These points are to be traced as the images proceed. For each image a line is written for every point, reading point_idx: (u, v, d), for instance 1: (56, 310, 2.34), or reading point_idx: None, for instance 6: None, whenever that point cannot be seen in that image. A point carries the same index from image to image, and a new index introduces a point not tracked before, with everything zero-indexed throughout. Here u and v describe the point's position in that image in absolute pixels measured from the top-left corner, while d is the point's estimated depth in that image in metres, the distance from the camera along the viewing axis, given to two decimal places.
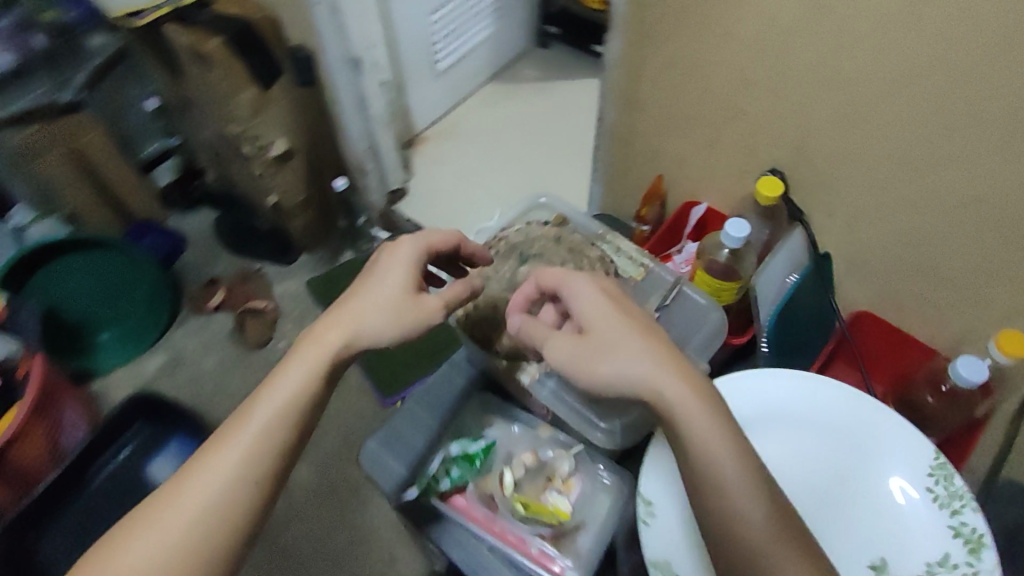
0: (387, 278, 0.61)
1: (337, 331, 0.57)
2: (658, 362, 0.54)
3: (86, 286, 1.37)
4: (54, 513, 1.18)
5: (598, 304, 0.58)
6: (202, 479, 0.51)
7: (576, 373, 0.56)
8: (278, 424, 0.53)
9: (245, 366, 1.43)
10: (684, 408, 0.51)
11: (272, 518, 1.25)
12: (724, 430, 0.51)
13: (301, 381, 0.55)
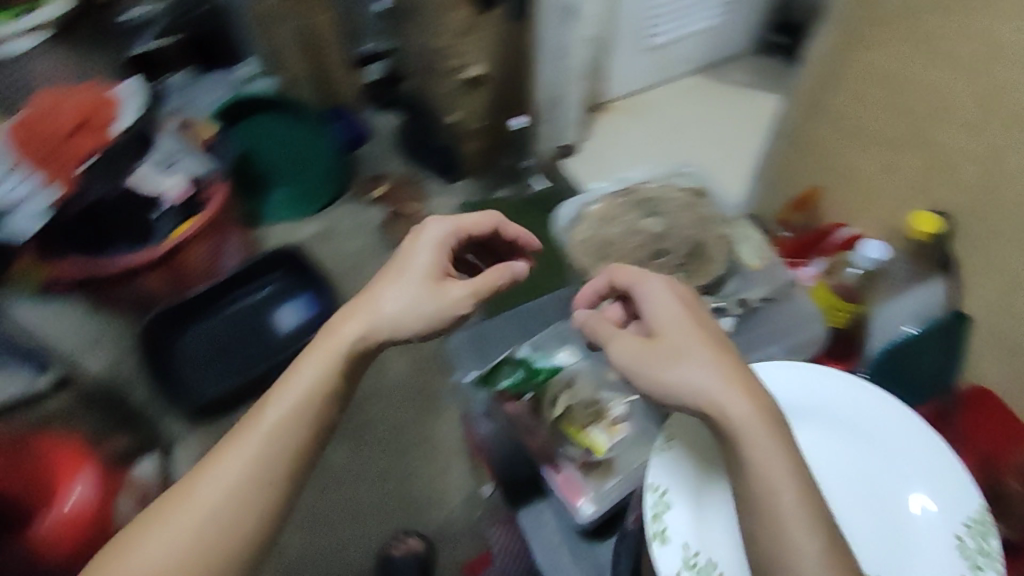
0: (412, 266, 0.70)
1: (359, 317, 0.66)
2: (724, 377, 0.51)
3: (277, 143, 1.55)
4: (194, 318, 1.38)
5: (671, 307, 0.58)
6: (218, 473, 0.56)
7: (636, 373, 0.55)
8: (292, 423, 0.59)
9: (383, 257, 1.55)
10: (747, 424, 0.49)
11: (362, 395, 1.37)
12: (786, 456, 0.48)
13: (319, 371, 0.62)
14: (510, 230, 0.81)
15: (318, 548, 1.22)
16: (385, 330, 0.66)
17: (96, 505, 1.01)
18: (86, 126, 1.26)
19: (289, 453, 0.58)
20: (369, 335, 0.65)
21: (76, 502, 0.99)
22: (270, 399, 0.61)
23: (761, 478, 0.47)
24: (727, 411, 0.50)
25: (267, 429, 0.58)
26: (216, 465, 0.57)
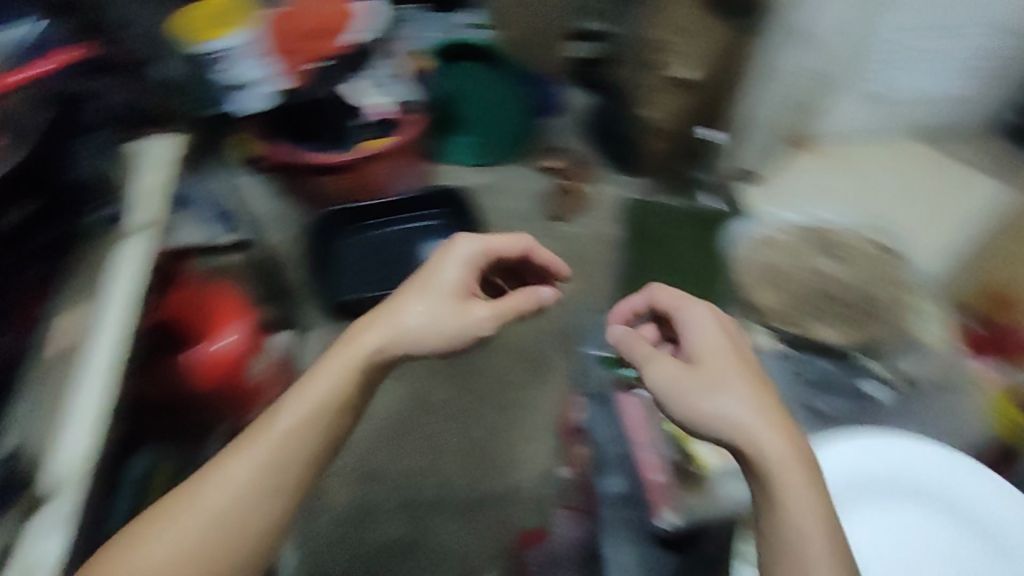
0: (439, 282, 0.85)
1: (383, 329, 0.79)
2: (753, 405, 0.69)
3: (477, 92, 1.63)
4: (357, 222, 1.51)
5: (708, 334, 0.77)
6: (228, 474, 0.68)
7: (682, 398, 0.73)
8: (301, 429, 0.70)
9: (538, 224, 1.60)
10: (772, 448, 0.66)
11: (477, 343, 1.43)
12: (804, 478, 0.64)
13: (328, 384, 0.73)
14: (534, 253, 0.98)
15: (396, 464, 1.31)
16: (403, 344, 0.79)
17: (238, 353, 1.15)
18: (319, 33, 1.38)
19: (292, 461, 0.69)
20: (387, 347, 0.78)
21: (223, 346, 1.14)
22: (282, 409, 0.72)
23: (782, 497, 0.64)
24: (754, 439, 0.66)
25: (275, 435, 0.70)
26: (226, 468, 0.68)
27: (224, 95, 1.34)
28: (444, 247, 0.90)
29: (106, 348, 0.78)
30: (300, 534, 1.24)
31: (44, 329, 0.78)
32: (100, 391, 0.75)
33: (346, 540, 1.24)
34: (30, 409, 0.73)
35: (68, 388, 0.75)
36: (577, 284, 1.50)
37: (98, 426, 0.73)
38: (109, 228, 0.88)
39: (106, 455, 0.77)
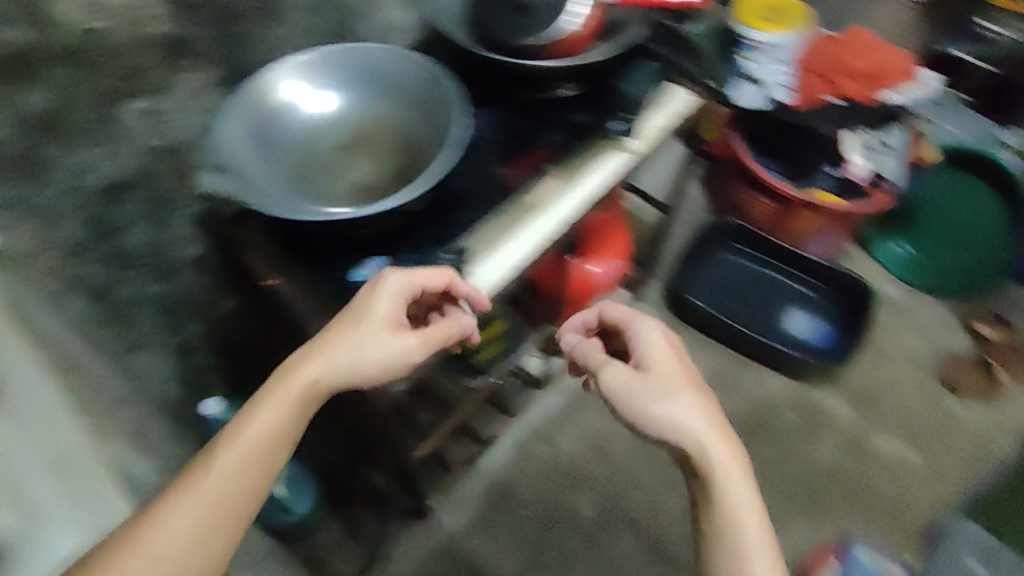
0: (377, 310, 0.71)
1: (321, 364, 0.68)
2: (704, 416, 0.69)
3: (958, 222, 1.44)
4: (752, 250, 1.47)
5: (664, 343, 0.76)
6: (167, 525, 0.60)
7: (629, 402, 0.71)
8: (237, 470, 0.63)
9: (922, 378, 1.39)
10: (720, 456, 0.66)
11: (775, 433, 1.34)
12: (749, 484, 0.65)
13: (276, 420, 0.66)
14: (467, 290, 0.76)
15: (625, 461, 1.33)
16: (332, 377, 0.68)
17: (600, 284, 1.16)
18: (871, 78, 1.30)
19: (238, 500, 0.63)
20: (320, 381, 0.68)
21: (593, 270, 1.16)
22: (218, 454, 0.64)
23: (727, 515, 0.64)
24: (704, 442, 0.66)
25: (214, 476, 0.63)
26: (167, 518, 0.60)
27: (745, 73, 1.30)
28: (374, 276, 0.73)
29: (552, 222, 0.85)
30: (521, 444, 1.34)
31: (526, 180, 0.87)
32: (526, 249, 0.82)
33: (548, 483, 1.30)
34: (487, 229, 0.82)
35: (517, 226, 0.83)
36: (916, 456, 1.31)
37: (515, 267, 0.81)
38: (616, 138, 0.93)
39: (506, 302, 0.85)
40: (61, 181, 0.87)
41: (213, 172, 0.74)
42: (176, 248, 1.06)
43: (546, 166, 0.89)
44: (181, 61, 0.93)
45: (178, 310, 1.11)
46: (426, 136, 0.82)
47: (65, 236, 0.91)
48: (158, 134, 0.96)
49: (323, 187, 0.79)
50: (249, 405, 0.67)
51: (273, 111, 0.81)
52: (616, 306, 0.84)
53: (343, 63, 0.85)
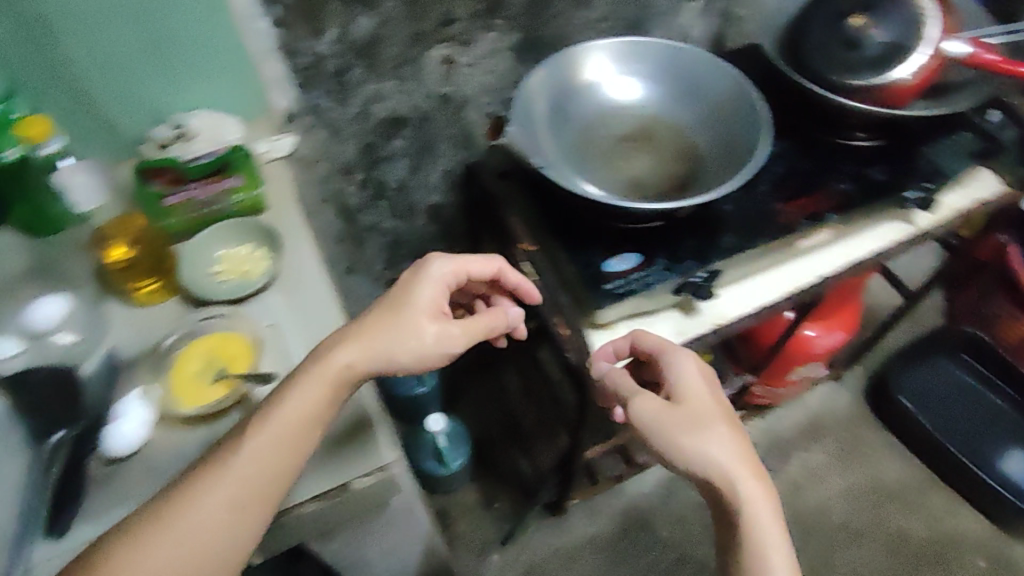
0: (426, 300, 0.66)
1: (353, 344, 0.61)
2: (737, 455, 0.60)
3: None
4: (983, 368, 1.28)
5: (700, 377, 0.66)
6: (197, 503, 0.52)
7: (658, 431, 0.62)
8: (270, 453, 0.54)
9: None
10: (752, 496, 0.58)
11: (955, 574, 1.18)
12: (779, 536, 0.57)
13: (313, 400, 0.57)
14: (515, 281, 0.76)
15: None
16: (367, 360, 0.61)
17: (815, 349, 1.08)
18: None
19: (267, 479, 0.54)
20: (352, 362, 0.60)
21: (812, 335, 1.07)
22: (249, 433, 0.55)
23: (761, 567, 0.56)
24: (735, 482, 0.58)
25: (246, 457, 0.54)
26: (197, 495, 0.52)
27: None
28: (414, 267, 0.70)
29: (804, 276, 0.84)
30: (668, 481, 1.27)
31: (802, 221, 0.81)
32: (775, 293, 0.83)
33: (684, 530, 1.23)
34: (745, 259, 0.80)
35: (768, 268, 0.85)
36: None
37: (754, 306, 0.82)
38: (905, 209, 0.86)
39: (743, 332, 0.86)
40: (353, 105, 0.92)
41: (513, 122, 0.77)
42: (420, 191, 1.09)
43: (826, 214, 0.82)
44: (493, 22, 0.92)
45: (399, 247, 1.17)
46: (712, 147, 0.81)
47: (343, 153, 0.97)
48: (445, 87, 0.97)
49: (598, 166, 0.80)
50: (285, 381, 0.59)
51: (575, 83, 0.83)
52: (650, 333, 0.72)
53: (653, 54, 0.85)
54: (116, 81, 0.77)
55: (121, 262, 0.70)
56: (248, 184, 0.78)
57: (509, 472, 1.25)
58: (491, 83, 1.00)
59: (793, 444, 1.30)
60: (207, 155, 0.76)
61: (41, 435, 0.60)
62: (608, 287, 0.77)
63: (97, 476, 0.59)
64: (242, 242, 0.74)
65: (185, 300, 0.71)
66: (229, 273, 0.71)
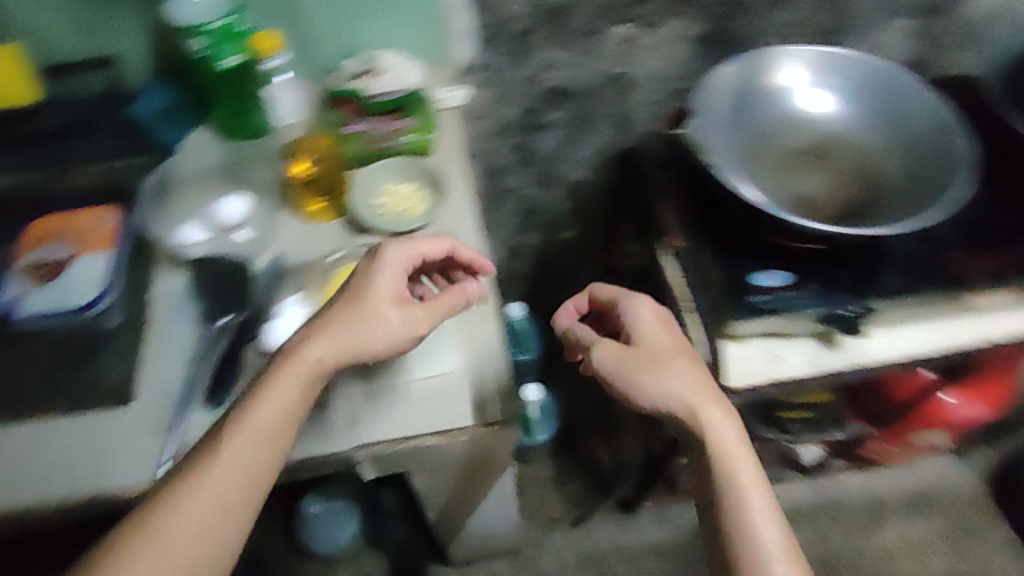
0: (383, 285, 0.63)
1: (329, 342, 0.60)
2: (696, 387, 0.63)
3: None
4: None
5: (659, 324, 0.68)
6: (180, 511, 0.54)
7: (619, 372, 0.65)
8: (251, 454, 0.56)
9: None
10: (712, 422, 0.62)
11: None
12: (748, 460, 0.61)
13: (287, 400, 0.58)
14: (470, 255, 0.70)
15: None
16: (341, 353, 0.60)
17: (948, 417, 1.00)
18: None
19: (253, 472, 0.56)
20: (320, 357, 0.59)
21: (947, 400, 1.00)
22: (228, 435, 0.56)
23: (728, 486, 0.60)
24: (701, 413, 0.62)
25: (226, 462, 0.56)
26: (179, 502, 0.54)
27: None
28: (369, 252, 0.66)
29: (968, 335, 0.77)
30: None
31: (977, 281, 0.76)
32: (930, 345, 0.77)
33: None
34: (908, 303, 0.75)
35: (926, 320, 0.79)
36: None
37: (901, 355, 0.77)
38: None
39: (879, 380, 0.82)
40: (524, 70, 0.93)
41: (698, 115, 0.76)
42: (567, 165, 1.06)
43: (1010, 275, 0.76)
44: (683, 7, 0.89)
45: (531, 216, 1.14)
46: (897, 178, 0.76)
47: (502, 113, 0.97)
48: (617, 66, 0.94)
49: (766, 176, 0.77)
50: (257, 381, 0.59)
51: (766, 85, 0.80)
52: (607, 284, 0.74)
53: (855, 70, 0.80)
54: (322, 14, 0.81)
55: (303, 176, 0.78)
56: (421, 126, 0.80)
57: (588, 459, 1.26)
58: (665, 69, 0.96)
59: (897, 510, 1.19)
60: (387, 95, 0.79)
61: (213, 315, 0.70)
62: (750, 300, 0.76)
63: (251, 366, 0.68)
64: (407, 179, 0.78)
65: (348, 223, 0.77)
66: (392, 207, 0.76)
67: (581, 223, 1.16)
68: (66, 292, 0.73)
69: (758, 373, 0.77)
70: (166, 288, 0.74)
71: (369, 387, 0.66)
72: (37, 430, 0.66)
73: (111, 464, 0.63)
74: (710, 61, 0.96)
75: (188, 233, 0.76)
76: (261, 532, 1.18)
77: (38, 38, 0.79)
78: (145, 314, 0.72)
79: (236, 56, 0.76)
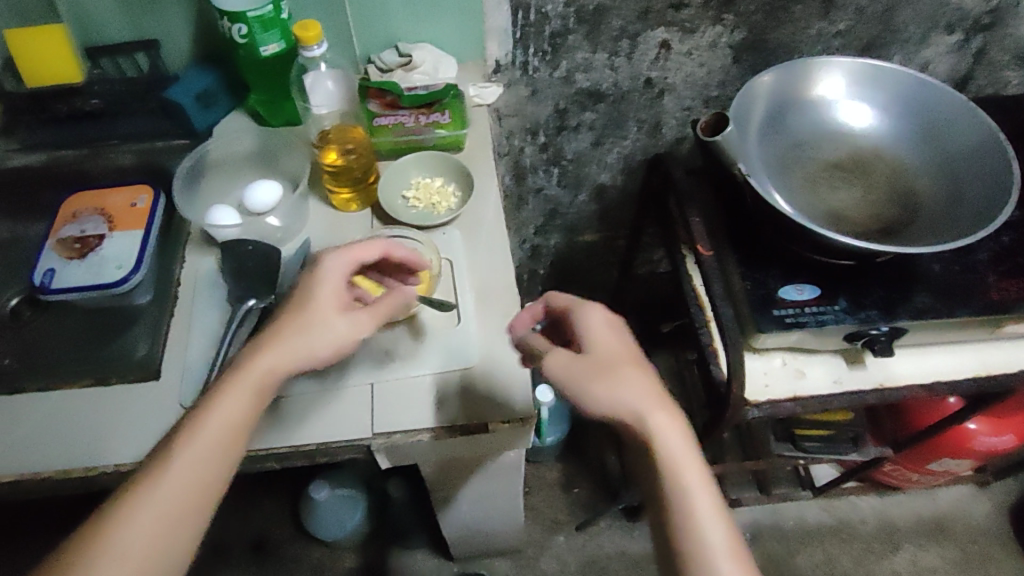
0: (327, 292, 0.60)
1: (275, 351, 0.58)
2: (649, 402, 0.56)
3: None
4: None
5: (615, 334, 0.60)
6: (127, 527, 0.51)
7: (571, 385, 0.57)
8: (200, 467, 0.54)
9: None
10: (667, 443, 0.54)
11: None
12: (707, 492, 0.54)
13: (237, 411, 0.56)
14: (404, 255, 0.66)
15: None
16: (292, 360, 0.58)
17: (972, 446, 0.97)
18: None
19: (202, 484, 0.54)
20: (268, 367, 0.57)
21: (974, 429, 0.97)
22: (175, 447, 0.54)
23: (680, 520, 0.53)
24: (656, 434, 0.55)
25: (175, 476, 0.53)
26: (129, 518, 0.52)
27: None
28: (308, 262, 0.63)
29: (998, 361, 0.77)
30: (755, 526, 1.17)
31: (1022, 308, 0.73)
32: (960, 368, 0.76)
33: None
34: (939, 325, 0.73)
35: (956, 343, 0.78)
36: None
37: (931, 377, 0.76)
38: None
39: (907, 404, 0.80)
40: (560, 69, 0.92)
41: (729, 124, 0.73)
42: (594, 167, 1.06)
43: None
44: (723, 14, 0.88)
45: (554, 217, 1.14)
46: (934, 196, 0.75)
47: (535, 112, 0.97)
48: (651, 70, 0.94)
49: (800, 188, 0.77)
50: (208, 393, 0.57)
51: (805, 98, 0.79)
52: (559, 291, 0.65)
53: (897, 83, 0.79)
54: (366, 4, 0.81)
55: (334, 165, 0.76)
56: (453, 123, 0.80)
57: (596, 464, 1.25)
58: (700, 76, 0.95)
59: (909, 536, 1.16)
60: (423, 89, 0.80)
61: (239, 300, 0.70)
62: (776, 312, 0.74)
63: None
64: (438, 175, 0.79)
65: (376, 215, 0.77)
66: (420, 201, 0.77)
67: (603, 225, 1.16)
68: (99, 269, 0.78)
69: (781, 389, 0.77)
70: (194, 268, 0.77)
71: (389, 380, 0.66)
72: (64, 400, 0.68)
73: (133, 434, 0.65)
74: (745, 69, 0.95)
75: (221, 216, 0.73)
76: (271, 511, 1.20)
77: (86, 18, 0.80)
78: (174, 293, 0.75)
79: (277, 43, 0.77)
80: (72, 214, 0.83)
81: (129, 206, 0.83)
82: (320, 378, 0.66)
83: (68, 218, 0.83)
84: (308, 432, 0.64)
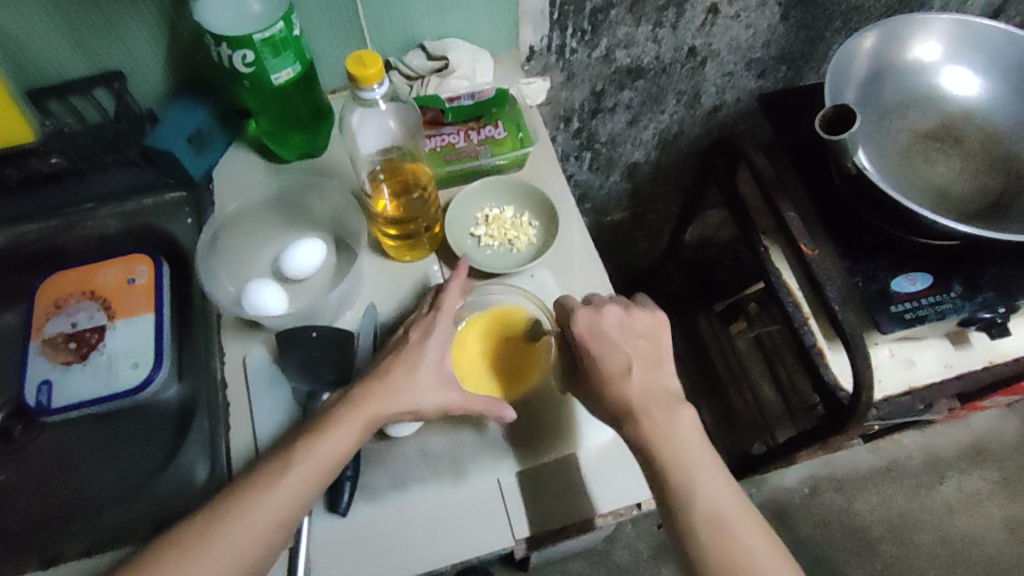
0: (437, 361, 0.54)
1: (386, 390, 0.53)
2: (639, 388, 0.54)
3: None
4: None
5: (607, 333, 0.56)
6: (227, 529, 0.48)
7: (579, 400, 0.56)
8: (305, 484, 0.50)
9: None
10: (664, 423, 0.52)
11: None
12: (705, 463, 0.51)
13: (345, 445, 0.51)
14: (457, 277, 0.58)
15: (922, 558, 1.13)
16: (395, 407, 0.52)
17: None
18: None
19: (300, 505, 0.50)
20: (382, 409, 0.52)
21: None
22: (286, 456, 0.51)
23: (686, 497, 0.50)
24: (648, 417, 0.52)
25: (281, 486, 0.49)
26: (235, 517, 0.48)
27: None
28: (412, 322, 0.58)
29: None
30: (812, 480, 1.19)
31: None
32: None
33: (826, 533, 1.15)
34: None
35: None
36: None
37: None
38: None
39: (1007, 376, 0.78)
40: (599, 47, 0.80)
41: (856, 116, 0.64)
42: (628, 147, 0.97)
43: None
44: None
45: (584, 200, 1.05)
46: None
47: (568, 98, 0.86)
48: (695, 38, 0.83)
49: (895, 163, 0.70)
50: (319, 417, 0.53)
51: (898, 62, 0.73)
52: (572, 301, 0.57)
53: (1004, 43, 0.71)
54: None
55: (390, 217, 0.62)
56: (512, 137, 0.69)
57: None
58: (744, 39, 0.85)
59: (950, 464, 1.20)
60: (468, 98, 0.69)
61: (309, 395, 0.58)
62: (894, 309, 0.67)
63: (371, 451, 0.57)
64: (509, 204, 0.69)
65: (444, 259, 0.66)
66: (494, 238, 0.66)
67: (633, 204, 1.08)
68: (109, 373, 0.64)
69: (896, 382, 0.72)
70: (240, 355, 0.62)
71: (524, 468, 0.56)
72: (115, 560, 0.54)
73: None
74: (791, 27, 0.85)
75: (266, 300, 0.60)
76: None
77: (28, 58, 0.62)
78: (223, 399, 0.60)
79: (291, 68, 0.62)
80: (54, 304, 0.67)
81: (126, 284, 0.68)
82: (440, 479, 0.56)
83: (50, 310, 0.67)
84: (438, 551, 0.53)
